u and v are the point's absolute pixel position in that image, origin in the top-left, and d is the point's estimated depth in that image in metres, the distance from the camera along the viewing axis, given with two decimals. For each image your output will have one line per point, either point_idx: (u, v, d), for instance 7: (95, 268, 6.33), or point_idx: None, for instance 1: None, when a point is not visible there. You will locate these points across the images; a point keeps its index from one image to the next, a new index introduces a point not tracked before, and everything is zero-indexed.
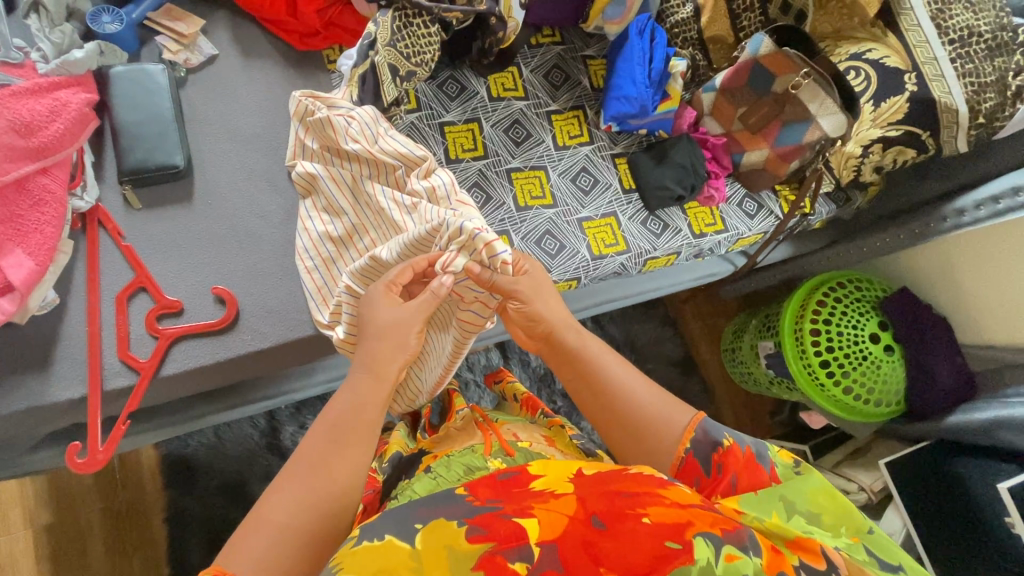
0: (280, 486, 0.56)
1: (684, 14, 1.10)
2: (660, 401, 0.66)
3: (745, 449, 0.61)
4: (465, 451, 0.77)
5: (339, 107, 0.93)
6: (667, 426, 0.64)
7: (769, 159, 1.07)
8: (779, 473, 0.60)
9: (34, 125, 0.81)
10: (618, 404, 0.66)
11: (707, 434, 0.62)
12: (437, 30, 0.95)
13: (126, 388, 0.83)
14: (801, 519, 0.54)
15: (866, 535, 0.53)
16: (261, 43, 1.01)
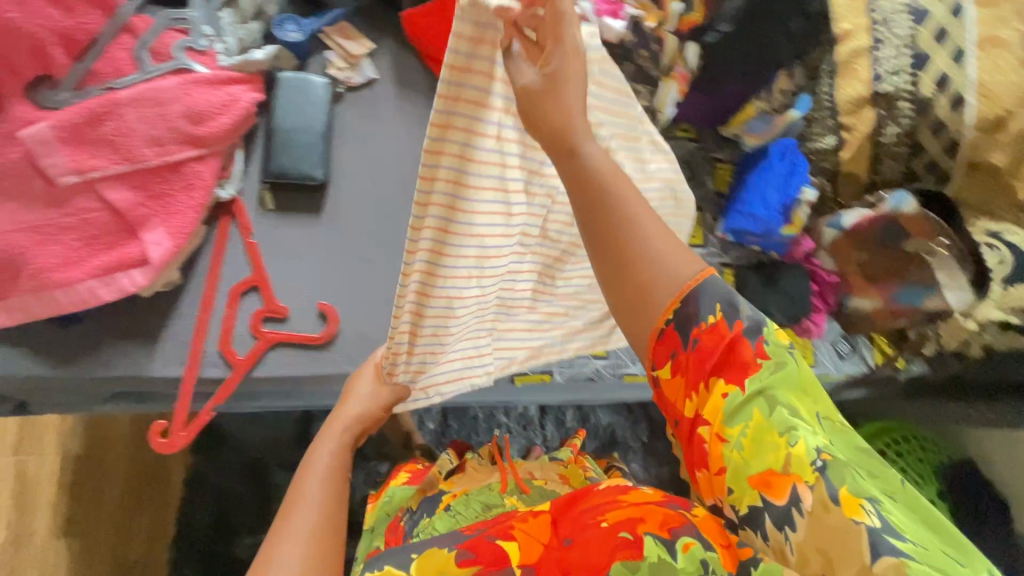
0: (292, 507, 0.64)
1: (825, 145, 1.09)
2: (669, 250, 0.58)
3: (733, 325, 0.58)
4: (484, 489, 0.91)
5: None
6: (666, 276, 0.58)
7: (877, 309, 1.06)
8: (768, 350, 0.57)
9: (205, 115, 0.85)
10: (625, 228, 0.56)
11: (695, 298, 0.58)
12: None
13: (217, 379, 0.85)
14: (783, 412, 0.54)
15: (825, 421, 0.56)
16: (418, 76, 1.04)
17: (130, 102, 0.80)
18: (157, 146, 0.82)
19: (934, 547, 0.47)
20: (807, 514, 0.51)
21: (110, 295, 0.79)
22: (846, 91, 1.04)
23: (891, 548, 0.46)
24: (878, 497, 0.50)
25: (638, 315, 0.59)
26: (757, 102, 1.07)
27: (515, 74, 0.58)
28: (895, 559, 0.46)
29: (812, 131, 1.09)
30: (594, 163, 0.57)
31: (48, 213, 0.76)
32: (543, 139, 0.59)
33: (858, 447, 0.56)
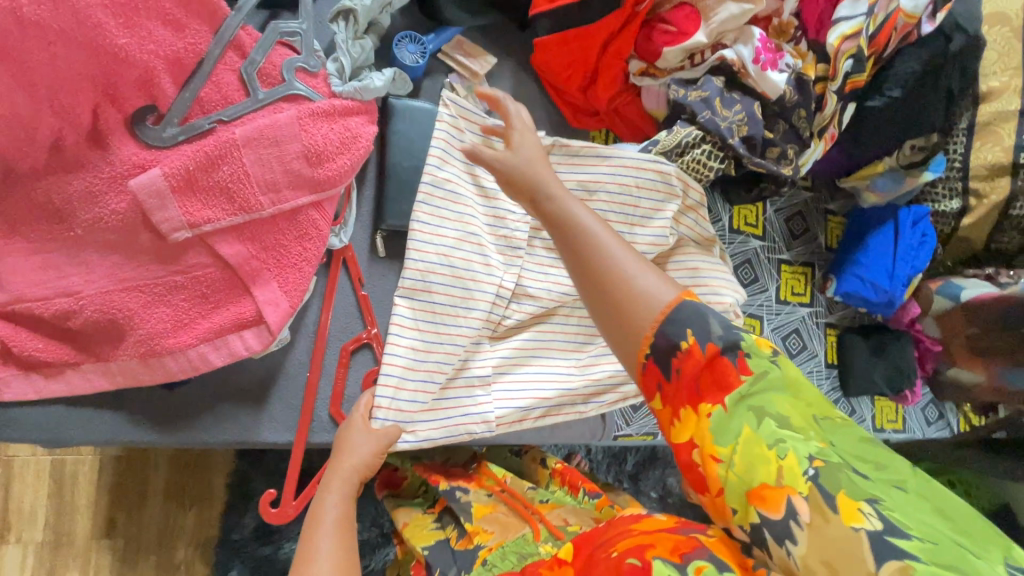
0: (310, 532, 0.59)
1: (947, 209, 1.04)
2: (639, 267, 0.51)
3: (706, 347, 0.50)
4: (518, 539, 0.83)
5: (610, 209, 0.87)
6: (638, 301, 0.51)
7: (980, 386, 1.04)
8: (750, 364, 0.50)
9: (324, 155, 0.75)
10: (614, 279, 0.51)
11: (675, 327, 0.50)
12: (717, 167, 0.87)
13: (329, 444, 0.79)
14: (771, 424, 0.49)
15: (836, 446, 0.48)
16: (538, 106, 0.94)
17: (247, 142, 0.69)
18: (273, 193, 0.72)
19: (945, 540, 0.43)
20: (806, 529, 0.46)
21: (222, 360, 0.71)
22: (980, 156, 1.01)
23: (905, 553, 0.42)
24: (879, 497, 0.45)
25: (624, 339, 0.52)
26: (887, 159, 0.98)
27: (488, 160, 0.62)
28: (900, 563, 0.41)
29: (933, 193, 1.05)
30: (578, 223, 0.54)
31: (157, 271, 0.68)
32: (513, 180, 0.61)
33: (862, 439, 0.50)
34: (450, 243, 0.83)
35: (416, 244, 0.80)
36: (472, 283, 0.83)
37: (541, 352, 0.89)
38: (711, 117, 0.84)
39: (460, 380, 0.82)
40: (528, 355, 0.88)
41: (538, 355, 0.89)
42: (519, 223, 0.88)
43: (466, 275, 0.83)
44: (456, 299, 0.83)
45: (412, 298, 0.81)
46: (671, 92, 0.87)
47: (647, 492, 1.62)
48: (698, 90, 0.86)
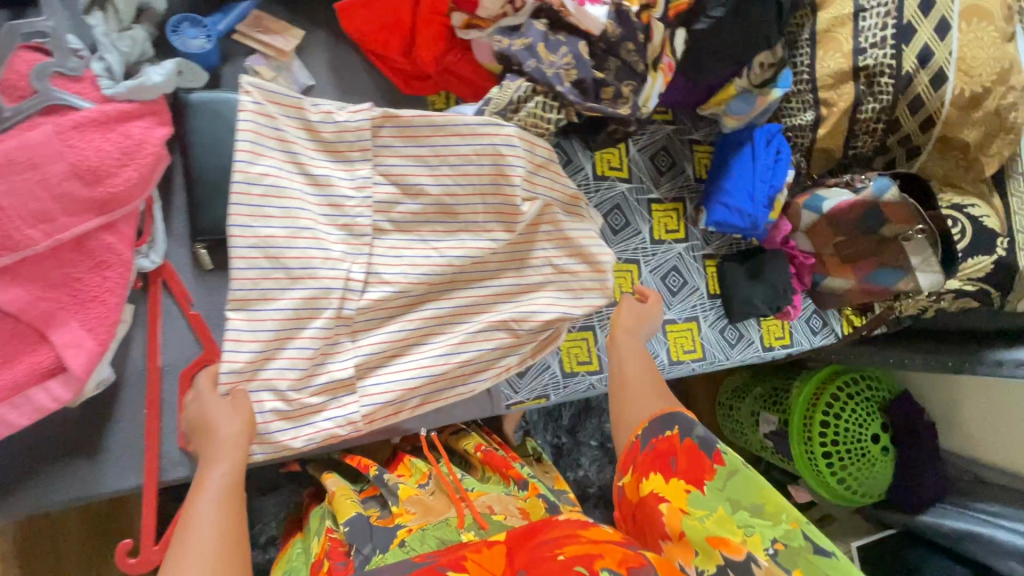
0: (195, 498, 0.62)
1: (802, 121, 1.05)
2: (651, 379, 0.81)
3: (686, 441, 0.69)
4: (441, 523, 0.87)
5: (449, 180, 0.83)
6: (643, 404, 0.77)
7: (852, 290, 1.08)
8: (726, 458, 0.66)
9: (102, 171, 0.65)
10: (629, 381, 0.82)
11: (664, 424, 0.72)
12: (555, 117, 0.82)
13: (186, 478, 0.74)
14: (745, 513, 0.64)
15: (804, 525, 0.62)
16: (362, 77, 0.87)
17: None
18: (44, 223, 0.63)
19: None
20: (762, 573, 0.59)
21: (27, 418, 0.64)
22: (825, 64, 1.00)
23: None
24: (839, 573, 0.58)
25: (623, 426, 0.77)
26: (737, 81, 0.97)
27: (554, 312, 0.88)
28: None
29: (789, 108, 1.06)
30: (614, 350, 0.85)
31: None
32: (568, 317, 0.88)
33: (818, 534, 0.61)
34: (279, 243, 0.77)
35: (238, 251, 0.74)
36: (310, 282, 0.78)
37: (405, 344, 0.84)
38: (537, 65, 0.79)
39: (314, 388, 0.78)
40: (388, 350, 0.83)
41: (400, 347, 0.84)
42: (360, 208, 0.82)
43: (302, 274, 0.78)
44: (296, 303, 0.77)
45: (239, 310, 0.74)
46: (495, 42, 0.81)
47: (584, 443, 1.66)
48: (521, 37, 0.80)
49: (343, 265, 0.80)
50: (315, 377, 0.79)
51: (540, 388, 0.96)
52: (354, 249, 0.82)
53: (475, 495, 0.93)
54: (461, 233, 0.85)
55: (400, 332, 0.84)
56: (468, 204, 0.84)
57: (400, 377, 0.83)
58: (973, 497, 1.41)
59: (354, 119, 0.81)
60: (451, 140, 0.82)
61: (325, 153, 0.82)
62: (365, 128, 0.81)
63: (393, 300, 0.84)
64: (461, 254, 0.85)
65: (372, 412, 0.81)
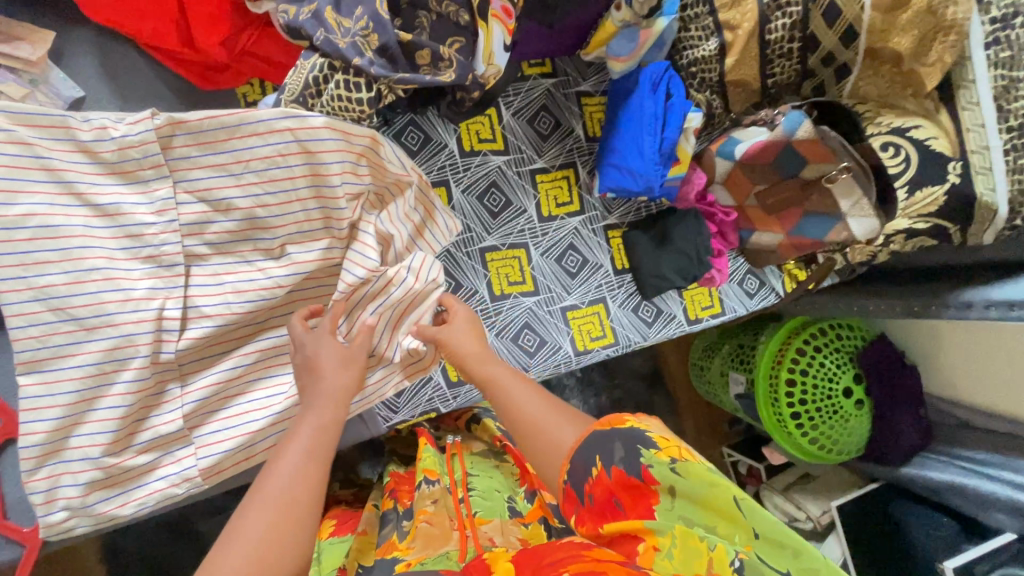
0: (271, 466, 0.57)
1: (705, 51, 0.87)
2: (545, 412, 0.63)
3: (613, 472, 0.53)
4: (440, 558, 0.71)
5: (254, 186, 0.69)
6: (560, 441, 0.61)
7: (781, 245, 0.93)
8: (654, 473, 0.51)
9: None
10: (520, 427, 0.63)
11: (584, 457, 0.57)
12: (365, 97, 0.67)
13: (10, 561, 0.68)
14: (698, 525, 0.50)
15: (757, 543, 0.48)
16: (147, 77, 0.73)
17: None
18: None
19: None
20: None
21: None
22: None
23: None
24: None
25: (548, 473, 0.61)
26: (613, 14, 0.82)
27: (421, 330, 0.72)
28: None
29: (689, 37, 0.89)
30: (493, 381, 0.67)
31: None
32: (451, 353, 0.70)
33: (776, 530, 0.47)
34: (60, 291, 0.64)
35: (14, 307, 0.62)
36: (109, 331, 0.66)
37: (247, 381, 0.75)
38: (327, 36, 0.64)
39: (139, 447, 0.70)
40: (223, 391, 0.73)
41: (242, 385, 0.74)
42: (164, 234, 0.68)
43: (99, 323, 0.65)
44: (98, 357, 0.66)
45: (39, 374, 0.64)
46: (279, 13, 0.66)
47: None
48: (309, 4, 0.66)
49: (151, 305, 0.68)
50: (143, 435, 0.70)
51: (425, 402, 0.86)
52: (164, 285, 0.69)
53: (479, 523, 0.77)
54: (284, 248, 0.73)
55: (236, 370, 0.73)
56: (285, 216, 0.71)
57: (242, 421, 0.73)
58: (957, 444, 1.26)
59: (135, 132, 0.65)
60: (246, 138, 0.67)
61: (113, 176, 0.67)
62: (152, 140, 0.65)
63: (223, 336, 0.73)
64: (287, 272, 0.73)
65: (214, 465, 0.72)
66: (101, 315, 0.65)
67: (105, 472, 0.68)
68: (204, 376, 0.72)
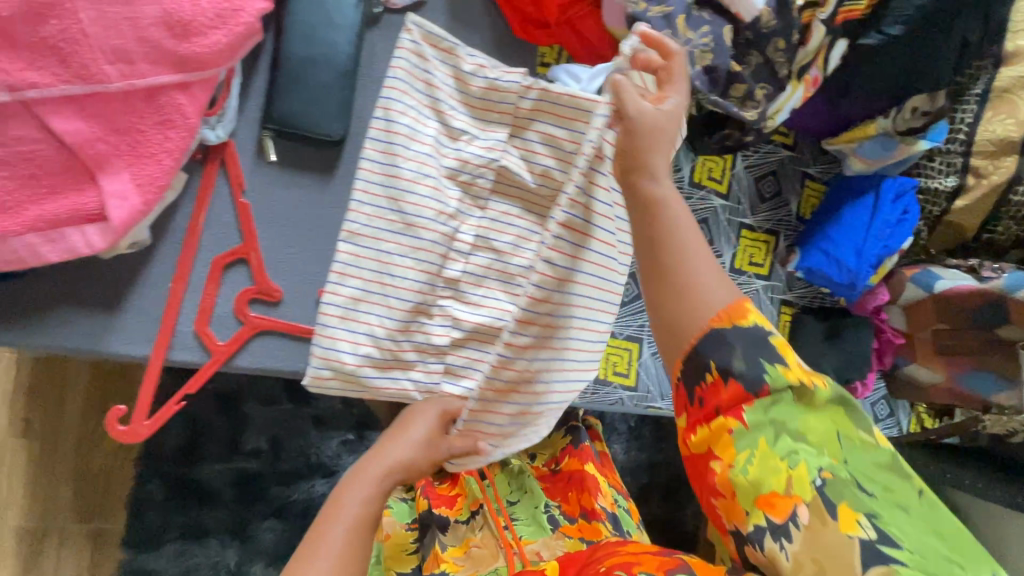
0: (315, 543, 0.59)
1: (940, 186, 0.92)
2: (715, 271, 0.57)
3: (731, 385, 0.55)
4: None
5: (538, 146, 0.78)
6: (704, 299, 0.56)
7: (935, 386, 0.95)
8: (771, 386, 0.54)
9: (191, 27, 0.62)
10: (667, 244, 0.57)
11: (718, 340, 0.55)
12: None
13: (191, 364, 0.72)
14: (788, 440, 0.53)
15: (847, 467, 0.52)
16: (477, 7, 0.80)
17: None
18: (122, 62, 0.60)
19: (931, 551, 0.47)
20: (804, 530, 0.50)
21: (58, 256, 0.62)
22: (988, 129, 0.88)
23: (892, 558, 0.46)
24: (878, 512, 0.49)
25: (667, 332, 0.58)
26: (880, 120, 0.84)
27: (627, 107, 0.60)
28: (886, 567, 0.45)
29: (928, 167, 0.93)
30: (659, 198, 0.58)
31: None
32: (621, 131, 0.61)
33: (880, 463, 0.53)
34: None
35: (362, 183, 0.73)
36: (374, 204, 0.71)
37: (443, 303, 0.78)
38: (671, 38, 0.70)
39: (335, 311, 0.73)
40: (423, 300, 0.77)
41: (439, 304, 0.78)
42: None
43: None
44: None
45: (348, 241, 0.73)
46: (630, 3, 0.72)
47: None
48: (661, 4, 0.71)
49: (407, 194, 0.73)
50: (358, 310, 0.74)
51: None
52: (437, 197, 0.77)
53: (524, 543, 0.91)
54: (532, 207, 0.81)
55: (444, 289, 0.78)
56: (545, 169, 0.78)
57: (431, 336, 0.78)
58: None
59: (506, 79, 0.76)
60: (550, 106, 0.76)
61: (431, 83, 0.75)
62: (513, 91, 0.76)
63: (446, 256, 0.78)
64: (519, 226, 0.81)
65: (390, 362, 0.77)
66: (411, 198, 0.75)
67: (331, 322, 0.73)
68: (421, 278, 0.77)
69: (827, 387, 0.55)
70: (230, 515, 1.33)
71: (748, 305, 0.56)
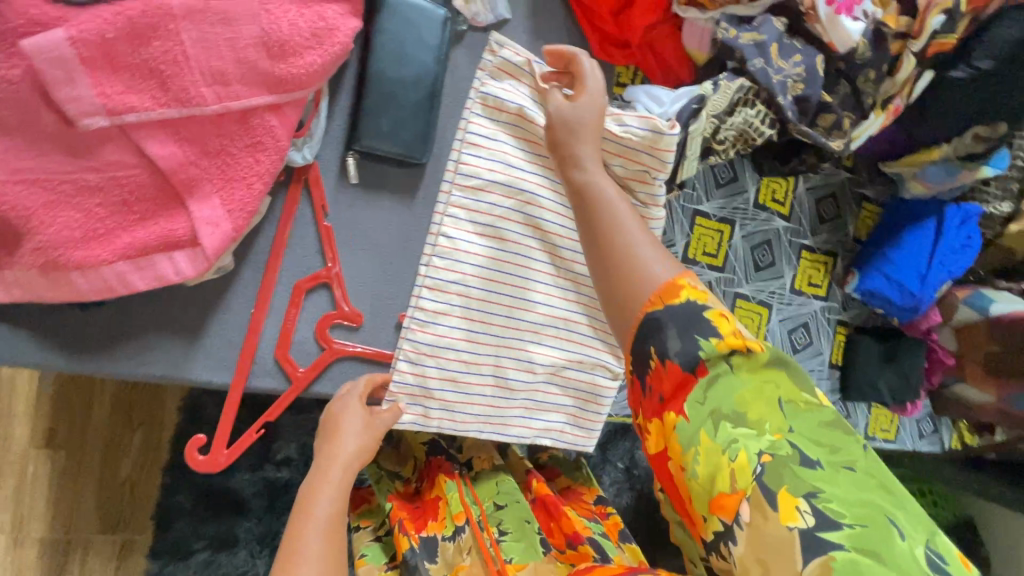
0: (294, 545, 0.57)
1: (996, 212, 0.94)
2: (643, 242, 0.54)
3: (667, 365, 0.50)
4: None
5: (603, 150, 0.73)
6: (640, 279, 0.53)
7: (986, 406, 0.97)
8: (709, 365, 0.49)
9: (288, 48, 0.60)
10: (614, 238, 0.55)
11: (654, 321, 0.51)
12: (766, 133, 0.73)
13: (270, 390, 0.70)
14: (727, 424, 0.48)
15: (790, 435, 0.47)
16: (559, 26, 0.78)
17: (186, 13, 0.55)
18: (218, 84, 0.58)
19: (876, 521, 0.43)
20: (749, 528, 0.45)
21: (146, 284, 0.59)
22: None
23: (831, 545, 0.42)
24: (818, 489, 0.44)
25: (620, 315, 0.54)
26: (943, 146, 0.85)
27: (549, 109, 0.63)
28: (825, 560, 0.42)
29: (984, 191, 0.94)
30: (591, 184, 0.59)
31: (64, 164, 0.54)
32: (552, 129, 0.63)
33: (824, 423, 0.48)
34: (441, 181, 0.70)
35: (444, 207, 0.72)
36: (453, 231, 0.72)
37: (520, 337, 0.76)
38: (765, 67, 0.70)
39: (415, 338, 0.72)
40: (497, 332, 0.75)
41: (515, 337, 0.76)
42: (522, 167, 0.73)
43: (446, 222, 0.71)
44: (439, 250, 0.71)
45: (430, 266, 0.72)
46: (720, 30, 0.71)
47: (611, 461, 1.60)
48: (753, 32, 0.71)
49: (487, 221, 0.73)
50: (441, 339, 0.73)
51: (631, 407, 0.90)
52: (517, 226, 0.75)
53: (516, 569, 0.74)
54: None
55: (521, 324, 0.76)
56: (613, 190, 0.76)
57: (507, 371, 0.76)
58: None
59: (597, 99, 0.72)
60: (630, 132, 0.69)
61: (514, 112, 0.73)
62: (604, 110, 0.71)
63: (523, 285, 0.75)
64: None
65: (462, 398, 0.75)
66: (495, 228, 0.74)
67: (405, 357, 0.72)
68: (500, 311, 0.75)
69: (766, 350, 0.50)
70: (260, 524, 1.15)
71: (682, 282, 0.52)
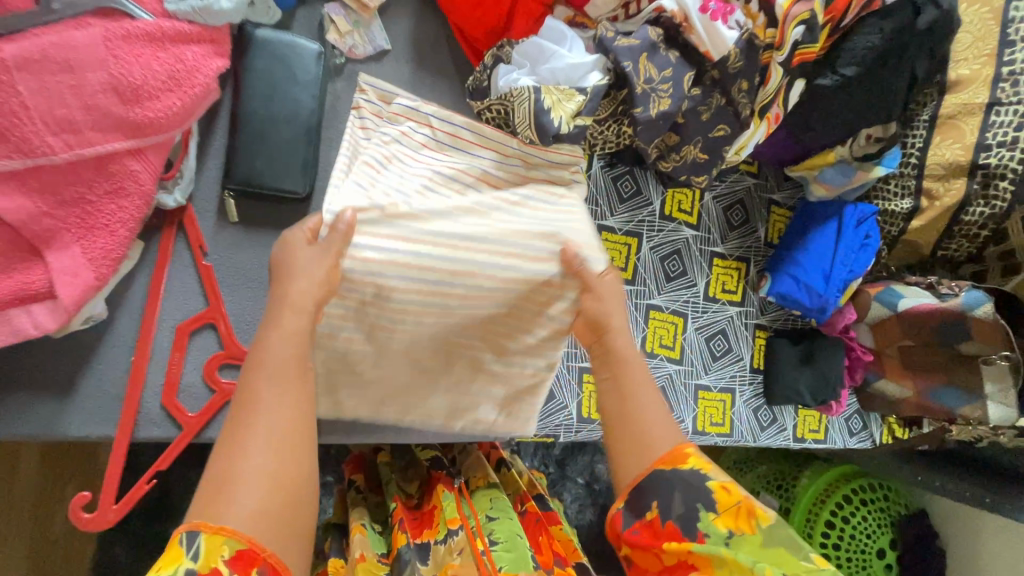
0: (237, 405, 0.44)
1: (896, 208, 0.96)
2: (661, 417, 0.54)
3: (665, 524, 0.50)
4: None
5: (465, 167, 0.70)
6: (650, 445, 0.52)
7: (906, 400, 0.98)
8: (703, 537, 0.48)
9: (142, 92, 0.59)
10: (633, 398, 0.55)
11: (642, 494, 0.51)
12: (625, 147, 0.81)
13: (157, 441, 0.67)
14: (755, 547, 0.46)
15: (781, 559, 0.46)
16: (443, 54, 0.79)
17: (23, 65, 0.53)
18: (67, 132, 0.56)
19: None
20: None
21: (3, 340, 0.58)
22: (938, 153, 0.91)
23: None
24: None
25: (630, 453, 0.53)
26: (839, 148, 0.88)
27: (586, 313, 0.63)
28: None
29: (884, 189, 0.97)
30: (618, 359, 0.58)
31: None
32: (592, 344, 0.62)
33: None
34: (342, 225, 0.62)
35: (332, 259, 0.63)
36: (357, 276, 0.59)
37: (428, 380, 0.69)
38: (632, 72, 0.69)
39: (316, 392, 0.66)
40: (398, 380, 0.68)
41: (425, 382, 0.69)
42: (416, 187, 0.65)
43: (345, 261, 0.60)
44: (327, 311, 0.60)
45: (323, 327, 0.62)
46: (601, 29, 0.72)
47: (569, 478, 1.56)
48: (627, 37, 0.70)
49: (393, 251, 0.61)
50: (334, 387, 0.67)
51: (551, 427, 0.86)
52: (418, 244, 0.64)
53: None
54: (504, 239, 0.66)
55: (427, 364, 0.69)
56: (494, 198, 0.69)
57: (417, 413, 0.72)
58: None
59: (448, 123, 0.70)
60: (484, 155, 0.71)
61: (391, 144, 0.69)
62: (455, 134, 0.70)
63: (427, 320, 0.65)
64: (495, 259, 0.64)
65: (362, 437, 0.73)
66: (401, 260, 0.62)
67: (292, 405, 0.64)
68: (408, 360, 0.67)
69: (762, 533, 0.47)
70: None
71: (686, 450, 0.51)
